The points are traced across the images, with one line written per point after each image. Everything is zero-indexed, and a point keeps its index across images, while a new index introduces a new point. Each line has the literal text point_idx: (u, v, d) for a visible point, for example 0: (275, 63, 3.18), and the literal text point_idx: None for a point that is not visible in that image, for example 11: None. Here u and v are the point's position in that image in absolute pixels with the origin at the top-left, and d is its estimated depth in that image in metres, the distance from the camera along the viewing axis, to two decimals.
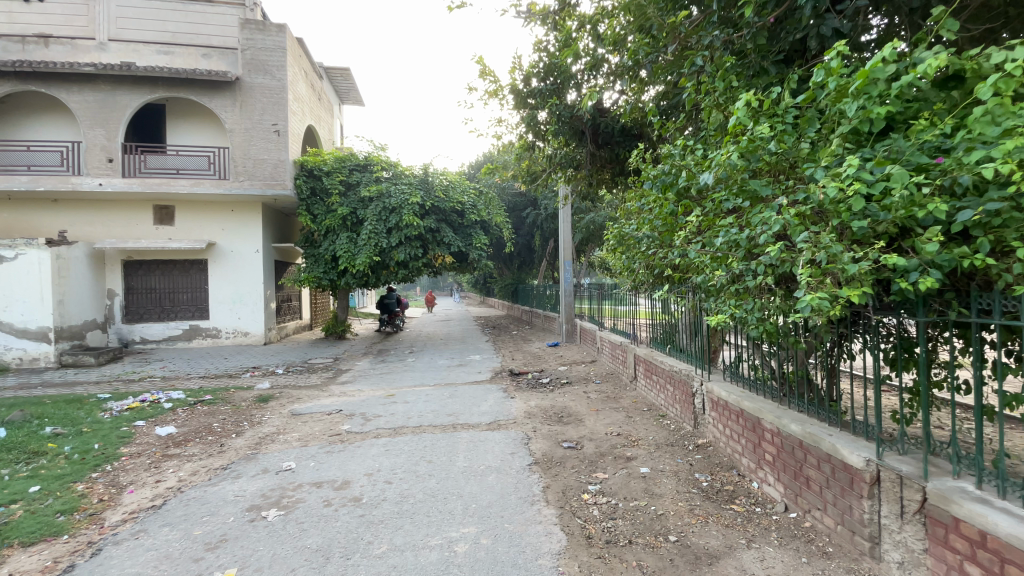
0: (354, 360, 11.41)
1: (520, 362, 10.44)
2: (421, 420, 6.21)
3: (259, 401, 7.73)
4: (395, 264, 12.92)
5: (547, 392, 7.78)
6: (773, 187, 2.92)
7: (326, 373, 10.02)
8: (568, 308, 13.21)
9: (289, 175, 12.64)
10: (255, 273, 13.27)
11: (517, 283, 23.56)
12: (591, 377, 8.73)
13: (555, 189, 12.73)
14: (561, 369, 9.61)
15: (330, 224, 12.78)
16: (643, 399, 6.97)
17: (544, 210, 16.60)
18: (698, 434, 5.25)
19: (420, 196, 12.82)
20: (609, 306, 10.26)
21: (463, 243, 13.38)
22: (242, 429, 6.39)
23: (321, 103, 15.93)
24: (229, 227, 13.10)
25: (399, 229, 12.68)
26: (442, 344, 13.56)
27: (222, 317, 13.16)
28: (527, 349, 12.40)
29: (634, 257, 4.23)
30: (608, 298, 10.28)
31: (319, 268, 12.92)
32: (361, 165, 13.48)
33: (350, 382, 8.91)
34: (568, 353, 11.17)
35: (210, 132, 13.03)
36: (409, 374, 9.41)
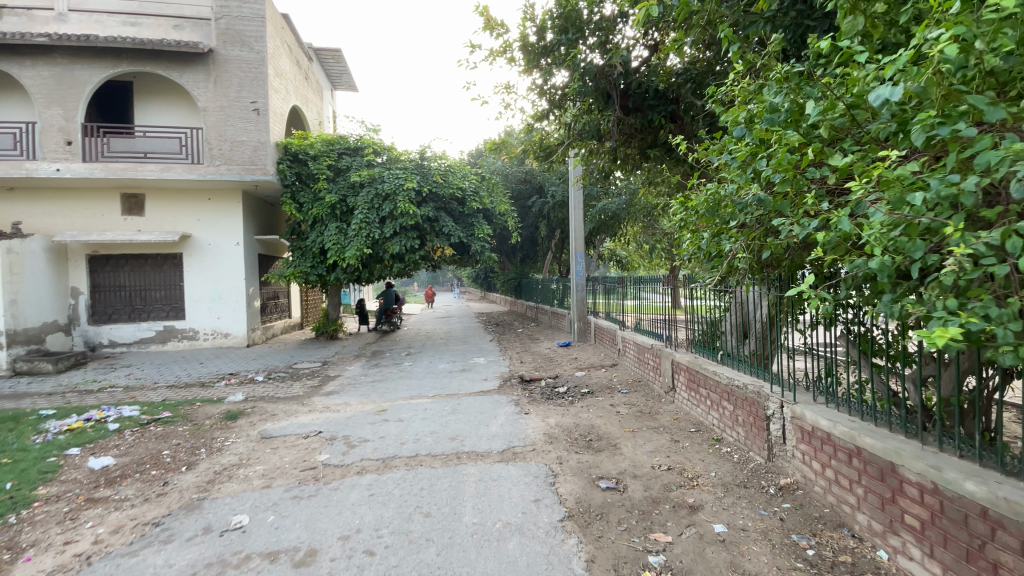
0: (344, 365, 10.18)
1: (531, 366, 9.19)
2: (419, 447, 4.98)
3: (225, 418, 6.49)
4: (390, 257, 11.62)
5: (569, 406, 6.53)
6: (1010, 104, 1.69)
7: (310, 381, 8.78)
8: (580, 304, 11.97)
9: (270, 158, 11.34)
10: (235, 269, 11.99)
11: (520, 277, 22.30)
12: (615, 385, 7.47)
13: (567, 170, 11.48)
14: (578, 375, 8.38)
15: (318, 213, 11.52)
16: (686, 416, 5.73)
17: (550, 198, 15.34)
18: (778, 470, 4.04)
19: (416, 180, 11.50)
20: (632, 302, 9.03)
21: (465, 234, 12.11)
22: (197, 460, 5.16)
23: (309, 83, 14.62)
24: (205, 217, 11.80)
25: (393, 218, 11.42)
26: (442, 345, 12.32)
27: (198, 318, 11.89)
28: (536, 350, 11.16)
29: (719, 235, 3.00)
30: (630, 293, 9.05)
31: (306, 262, 11.70)
32: (351, 148, 12.17)
33: (336, 392, 7.68)
34: (583, 355, 9.90)
35: (183, 113, 11.73)
36: (406, 382, 8.18)
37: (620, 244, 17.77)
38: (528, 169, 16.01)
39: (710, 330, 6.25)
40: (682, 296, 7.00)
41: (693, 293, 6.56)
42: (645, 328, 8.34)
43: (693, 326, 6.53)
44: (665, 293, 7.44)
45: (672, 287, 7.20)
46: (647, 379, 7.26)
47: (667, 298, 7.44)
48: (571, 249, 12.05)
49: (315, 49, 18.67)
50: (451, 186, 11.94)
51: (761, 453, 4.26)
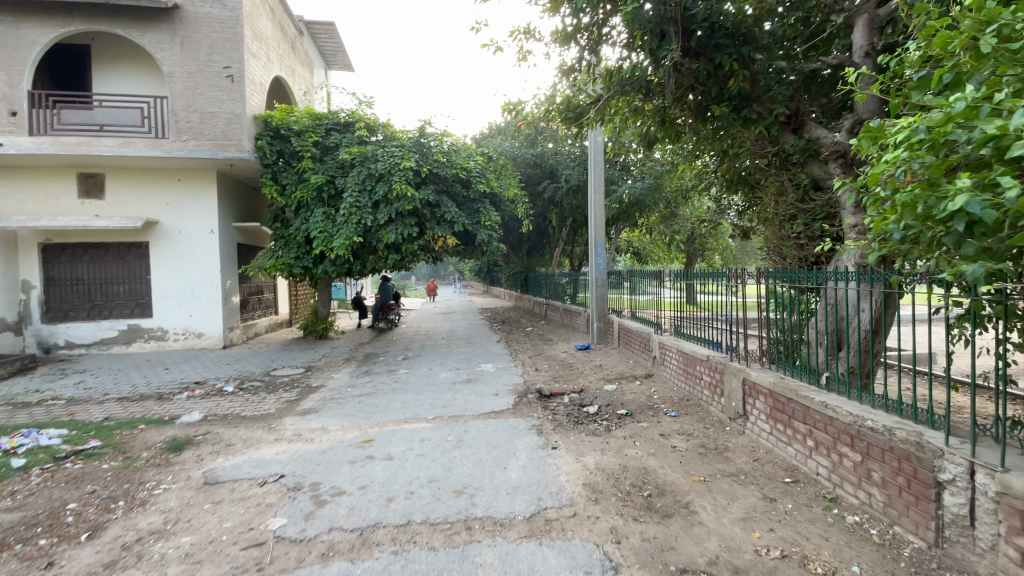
0: (329, 372, 8.72)
1: (550, 376, 7.72)
2: (412, 510, 3.55)
3: (167, 451, 5.07)
4: (385, 248, 10.12)
5: (607, 435, 5.07)
6: None
7: (287, 393, 7.34)
8: (600, 300, 10.51)
9: (246, 133, 9.85)
10: (209, 260, 10.49)
11: (526, 271, 20.79)
12: (659, 405, 6.02)
13: (588, 138, 9.97)
14: (608, 388, 6.94)
15: (302, 197, 10.04)
16: (772, 457, 4.30)
17: (564, 183, 13.85)
18: (959, 568, 2.71)
19: (414, 157, 9.98)
20: (670, 300, 7.57)
21: (469, 221, 10.58)
22: (106, 522, 3.72)
23: (296, 54, 13.11)
24: (175, 201, 10.32)
25: (388, 202, 9.92)
26: (444, 346, 10.86)
27: (168, 316, 10.42)
28: (552, 354, 9.72)
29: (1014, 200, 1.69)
30: (668, 290, 7.58)
31: (290, 252, 10.28)
32: (340, 124, 10.65)
33: (314, 410, 6.23)
34: (609, 362, 8.42)
35: (148, 81, 10.25)
36: (401, 397, 6.74)
37: (638, 234, 16.28)
38: (538, 150, 14.56)
39: (792, 330, 5.01)
40: (751, 293, 5.61)
41: (775, 284, 5.25)
42: (690, 333, 6.90)
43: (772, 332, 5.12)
44: (726, 288, 6.01)
45: (736, 282, 5.78)
46: (700, 398, 5.84)
47: (727, 297, 5.99)
48: (590, 239, 10.56)
49: (307, 21, 17.13)
50: (455, 167, 10.43)
51: (922, 535, 2.92)
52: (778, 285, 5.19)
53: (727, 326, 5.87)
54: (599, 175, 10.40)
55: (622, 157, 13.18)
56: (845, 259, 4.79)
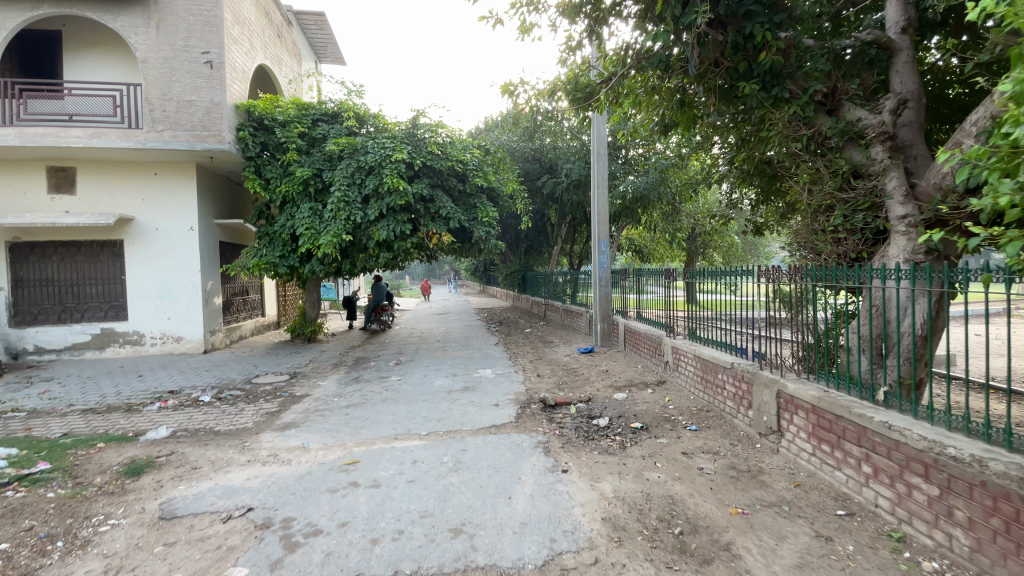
0: (316, 379, 8.11)
1: (553, 383, 7.14)
2: (400, 556, 2.96)
3: (123, 476, 4.45)
4: (375, 246, 9.47)
5: (624, 454, 4.49)
6: None
7: (267, 404, 6.72)
8: (604, 301, 9.94)
9: (227, 123, 9.18)
10: (188, 260, 9.83)
11: (524, 270, 20.21)
12: (676, 417, 5.47)
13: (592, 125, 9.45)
14: (618, 397, 6.37)
15: (286, 192, 9.41)
16: (815, 483, 3.78)
17: (563, 178, 13.27)
18: None
19: (406, 148, 9.30)
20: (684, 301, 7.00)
21: (466, 217, 9.92)
22: (34, 572, 3.11)
23: (283, 42, 12.45)
24: (151, 197, 9.67)
25: (379, 197, 9.26)
26: (438, 350, 10.26)
27: (144, 319, 9.76)
28: (554, 357, 9.14)
29: None
30: (682, 290, 7.01)
31: (275, 251, 9.67)
32: (328, 115, 10.02)
33: (295, 425, 5.62)
34: (616, 367, 7.85)
35: (121, 68, 9.59)
36: (392, 407, 6.15)
37: (640, 231, 15.77)
38: (537, 145, 14.01)
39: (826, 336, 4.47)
40: (766, 293, 5.20)
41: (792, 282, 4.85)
42: (707, 337, 6.36)
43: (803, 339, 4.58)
44: (736, 286, 5.62)
45: (760, 281, 5.24)
46: (723, 411, 5.29)
47: (751, 297, 5.44)
48: (593, 236, 9.99)
49: (295, 11, 16.47)
50: (450, 159, 9.76)
51: None
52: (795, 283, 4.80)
53: (751, 330, 5.32)
54: (601, 167, 9.85)
55: (624, 150, 12.60)
56: (892, 254, 4.23)
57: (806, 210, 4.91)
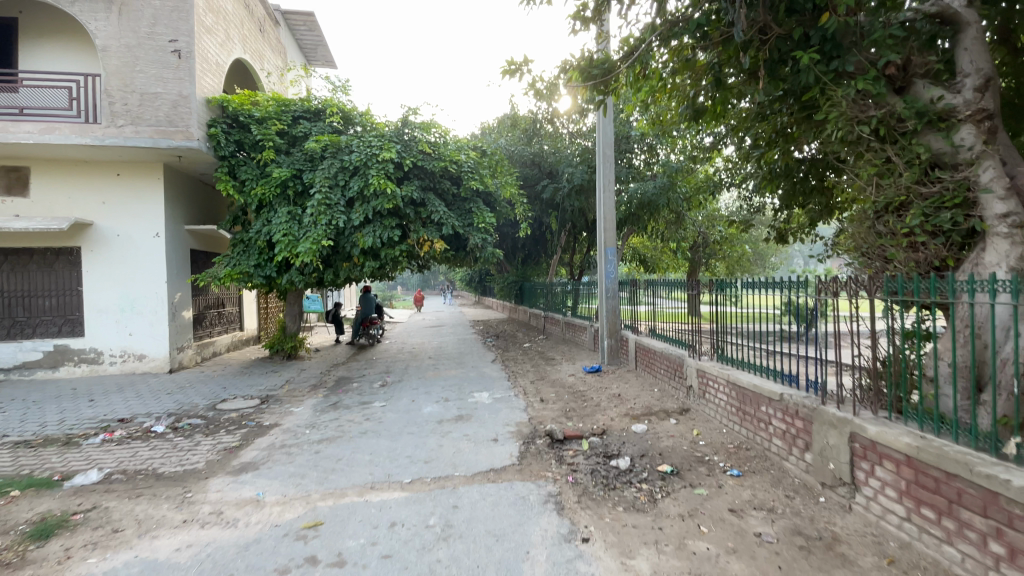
0: (289, 404, 7.15)
1: (560, 410, 6.22)
2: None
3: (23, 542, 3.49)
4: (360, 254, 8.50)
5: (656, 512, 3.59)
6: None
7: (228, 437, 5.76)
8: (611, 315, 9.06)
9: (196, 119, 8.31)
10: (152, 269, 8.87)
11: (522, 280, 19.32)
12: (710, 457, 4.59)
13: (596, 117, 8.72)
14: (638, 427, 5.47)
15: (261, 195, 8.50)
16: (916, 559, 2.92)
17: (565, 182, 12.44)
18: None
19: (395, 146, 8.40)
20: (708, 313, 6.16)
21: (460, 223, 8.98)
22: None
23: (267, 38, 11.63)
24: (113, 200, 8.75)
25: (364, 200, 8.31)
26: (430, 368, 9.30)
27: (103, 334, 8.78)
28: (557, 378, 8.24)
29: None
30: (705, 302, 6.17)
31: (250, 259, 8.77)
32: (310, 112, 9.16)
33: (253, 467, 4.68)
34: (629, 390, 6.94)
35: (82, 59, 8.74)
36: (371, 442, 5.22)
37: (644, 239, 15.00)
38: (536, 148, 13.26)
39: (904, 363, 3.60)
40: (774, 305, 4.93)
41: (799, 294, 4.63)
42: (739, 360, 5.49)
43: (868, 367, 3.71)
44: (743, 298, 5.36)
45: (808, 295, 4.42)
46: (768, 451, 4.42)
47: (800, 308, 4.64)
48: (598, 244, 9.15)
49: (283, 10, 15.74)
50: (444, 159, 8.84)
51: None
52: (800, 295, 4.58)
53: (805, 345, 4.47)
54: (608, 170, 9.11)
55: (630, 153, 11.80)
56: (991, 262, 3.44)
57: (868, 209, 4.07)
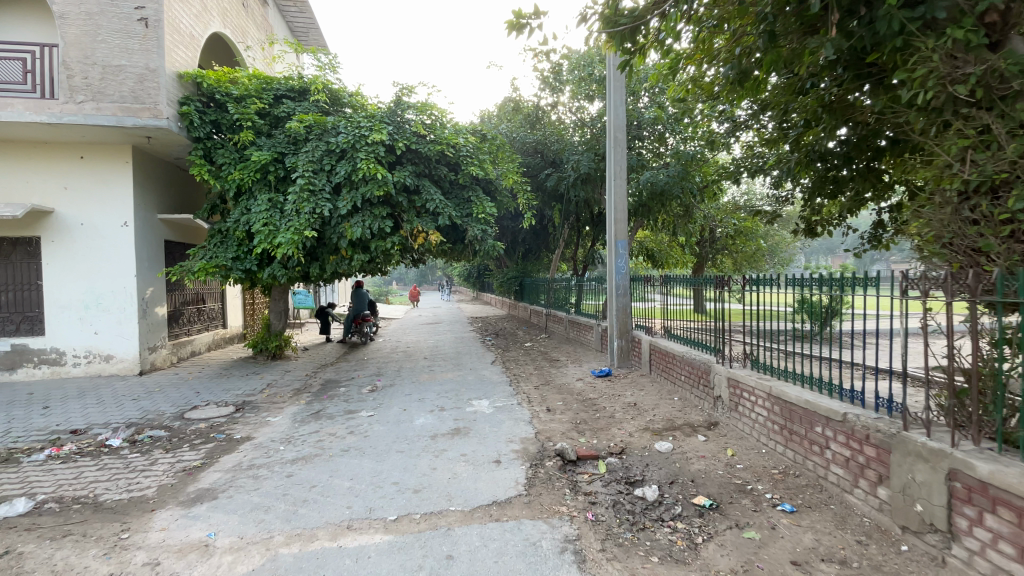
0: (267, 412, 6.43)
1: (570, 423, 5.50)
2: None
3: None
4: (348, 247, 7.71)
5: (700, 566, 2.89)
6: None
7: (191, 455, 5.03)
8: (622, 313, 8.32)
9: (166, 95, 7.54)
10: (121, 262, 8.10)
11: (523, 276, 18.58)
12: (752, 485, 3.89)
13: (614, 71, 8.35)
14: (661, 445, 4.75)
15: (238, 180, 7.73)
16: None
17: (569, 171, 11.70)
18: None
19: (386, 128, 7.60)
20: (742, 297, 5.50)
21: (458, 213, 8.18)
22: None
23: (252, 13, 10.82)
24: (77, 186, 7.98)
25: (352, 186, 7.52)
26: (425, 370, 8.57)
27: (66, 333, 8.02)
28: (564, 382, 7.53)
29: None
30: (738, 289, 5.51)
31: (228, 251, 8.01)
32: (294, 90, 8.37)
33: (211, 497, 3.95)
34: (646, 399, 6.22)
35: (41, 29, 7.95)
36: (353, 462, 4.50)
37: (651, 232, 14.29)
38: (539, 135, 12.55)
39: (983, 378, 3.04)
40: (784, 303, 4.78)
41: (812, 291, 4.46)
42: (779, 369, 4.78)
43: (950, 384, 3.06)
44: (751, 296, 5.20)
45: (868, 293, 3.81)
46: (823, 479, 3.73)
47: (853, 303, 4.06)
48: (608, 236, 8.41)
49: None
50: (441, 142, 8.02)
51: None
52: (848, 293, 4.00)
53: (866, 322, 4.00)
54: (619, 155, 8.36)
55: (640, 140, 11.05)
56: None
57: (953, 191, 3.35)
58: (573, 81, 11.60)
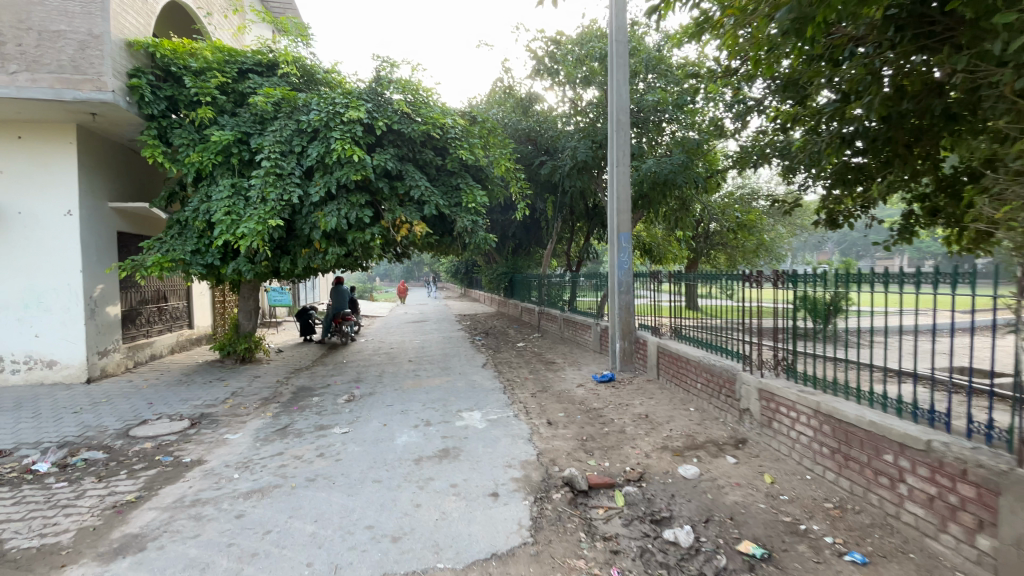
0: (228, 428, 5.61)
1: (576, 440, 4.79)
2: None
3: None
4: (322, 239, 6.88)
5: None
6: None
7: (128, 485, 4.21)
8: (625, 312, 7.59)
9: (113, 66, 6.64)
10: (63, 256, 7.17)
11: (512, 272, 17.86)
12: (806, 525, 3.19)
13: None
14: (686, 468, 4.05)
15: (197, 164, 6.88)
16: None
17: (565, 160, 10.99)
18: None
19: (364, 104, 6.78)
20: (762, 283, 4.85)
21: (445, 202, 7.39)
22: None
23: None
24: (14, 169, 7.04)
25: (326, 170, 6.69)
26: (410, 375, 7.80)
27: (2, 337, 7.09)
28: (563, 389, 6.80)
29: None
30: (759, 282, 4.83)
31: (187, 243, 7.13)
32: (262, 64, 7.53)
33: (137, 548, 3.15)
34: (658, 410, 5.50)
35: None
36: (320, 495, 3.73)
37: (649, 226, 13.67)
38: (533, 122, 11.85)
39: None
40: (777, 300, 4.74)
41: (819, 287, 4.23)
42: (820, 379, 4.10)
43: None
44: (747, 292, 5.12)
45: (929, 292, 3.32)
46: (895, 519, 3.07)
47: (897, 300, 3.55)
48: (611, 228, 7.67)
49: None
50: (425, 122, 7.22)
51: None
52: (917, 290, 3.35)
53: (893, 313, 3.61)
54: (622, 140, 7.63)
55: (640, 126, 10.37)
56: None
57: None
58: (570, 63, 10.84)
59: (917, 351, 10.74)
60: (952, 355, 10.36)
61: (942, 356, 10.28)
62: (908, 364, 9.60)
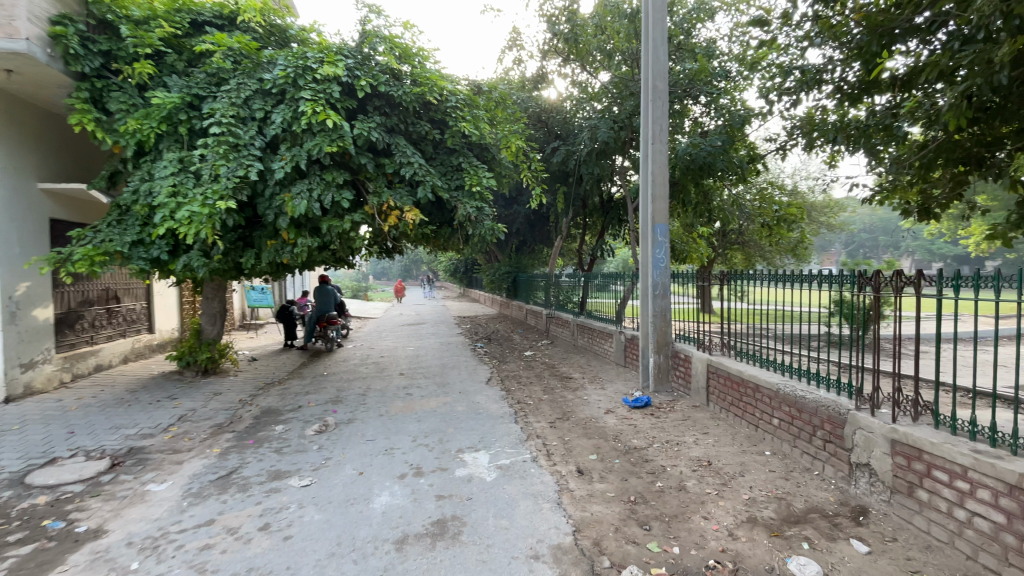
0: (157, 473, 4.27)
1: (623, 504, 3.45)
2: None
3: None
4: (289, 227, 5.52)
5: None
6: None
7: None
8: (661, 320, 6.23)
9: (27, 7, 5.29)
10: None
11: (516, 272, 16.58)
12: None
13: None
14: (802, 563, 2.71)
15: (136, 135, 5.54)
16: None
17: (581, 144, 9.71)
18: None
19: (342, 58, 5.41)
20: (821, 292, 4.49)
21: (443, 184, 6.05)
22: None
23: None
24: None
25: (295, 141, 5.32)
26: (399, 394, 6.48)
27: None
28: (590, 415, 5.45)
29: None
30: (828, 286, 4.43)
31: (126, 232, 5.79)
32: (222, 17, 6.19)
33: None
34: (723, 455, 4.16)
35: None
36: None
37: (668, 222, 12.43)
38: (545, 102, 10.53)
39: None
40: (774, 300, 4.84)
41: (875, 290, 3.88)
42: (997, 431, 2.78)
43: None
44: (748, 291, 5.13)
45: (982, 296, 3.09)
46: None
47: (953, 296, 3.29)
48: (645, 219, 6.29)
49: None
50: (419, 84, 5.86)
51: None
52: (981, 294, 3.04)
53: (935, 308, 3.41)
54: (660, 110, 6.24)
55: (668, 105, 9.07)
56: None
57: None
58: (588, 30, 9.40)
59: (974, 363, 9.49)
60: (1015, 368, 9.11)
61: (1006, 370, 9.03)
62: (971, 380, 8.33)
